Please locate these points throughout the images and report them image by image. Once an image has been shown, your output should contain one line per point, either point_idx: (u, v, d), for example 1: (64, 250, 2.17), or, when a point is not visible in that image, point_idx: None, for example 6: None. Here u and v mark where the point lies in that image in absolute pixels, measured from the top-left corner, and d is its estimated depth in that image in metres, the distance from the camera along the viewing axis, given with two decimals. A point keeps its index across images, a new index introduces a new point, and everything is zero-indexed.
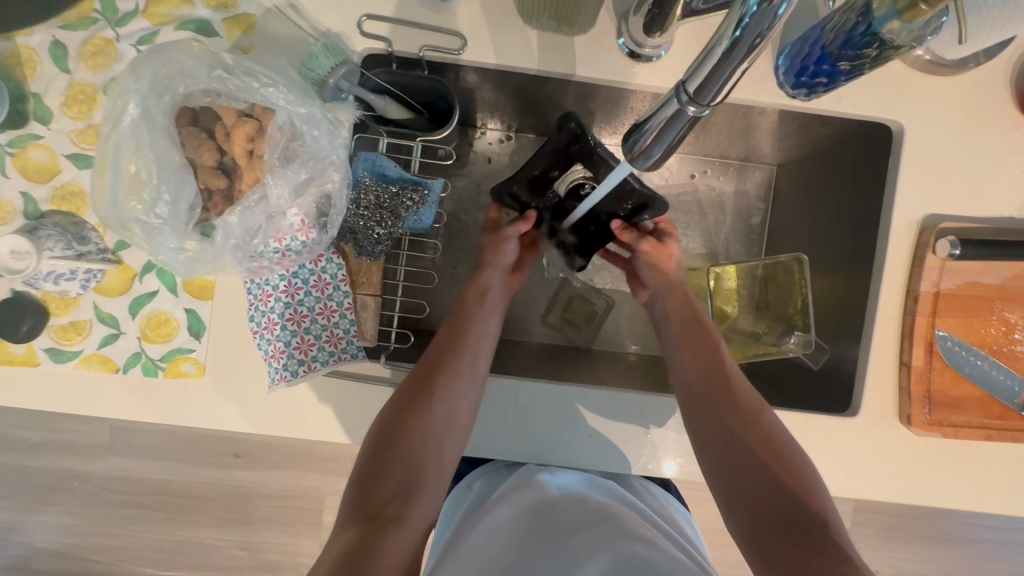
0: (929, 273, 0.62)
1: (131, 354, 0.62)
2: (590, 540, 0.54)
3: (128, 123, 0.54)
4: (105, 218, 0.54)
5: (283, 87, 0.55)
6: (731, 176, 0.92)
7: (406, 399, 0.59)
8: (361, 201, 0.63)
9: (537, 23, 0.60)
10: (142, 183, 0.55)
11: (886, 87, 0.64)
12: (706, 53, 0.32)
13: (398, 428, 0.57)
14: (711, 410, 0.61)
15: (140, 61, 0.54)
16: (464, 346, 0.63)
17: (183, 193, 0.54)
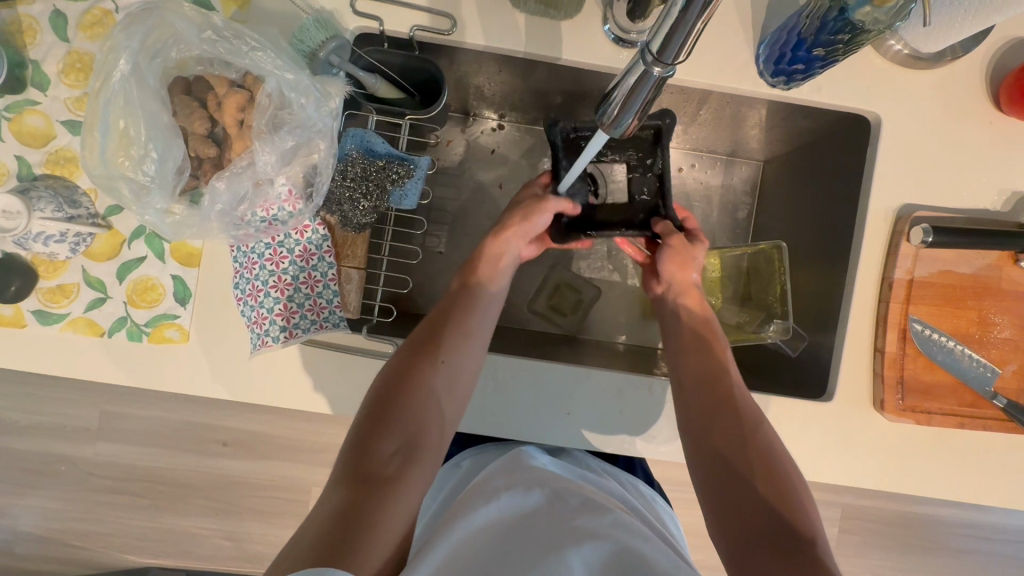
0: (902, 260, 0.64)
1: (117, 319, 0.62)
2: (588, 523, 0.53)
3: (118, 79, 0.55)
4: (94, 175, 0.55)
5: (271, 52, 0.56)
6: (719, 171, 0.93)
7: (408, 361, 0.56)
8: (348, 173, 0.64)
9: (524, 6, 0.62)
10: (131, 140, 0.56)
11: (864, 80, 0.66)
12: (665, 13, 0.34)
13: (401, 390, 0.54)
14: (721, 396, 0.58)
15: (131, 20, 0.56)
16: (473, 312, 0.61)
17: (173, 155, 0.56)
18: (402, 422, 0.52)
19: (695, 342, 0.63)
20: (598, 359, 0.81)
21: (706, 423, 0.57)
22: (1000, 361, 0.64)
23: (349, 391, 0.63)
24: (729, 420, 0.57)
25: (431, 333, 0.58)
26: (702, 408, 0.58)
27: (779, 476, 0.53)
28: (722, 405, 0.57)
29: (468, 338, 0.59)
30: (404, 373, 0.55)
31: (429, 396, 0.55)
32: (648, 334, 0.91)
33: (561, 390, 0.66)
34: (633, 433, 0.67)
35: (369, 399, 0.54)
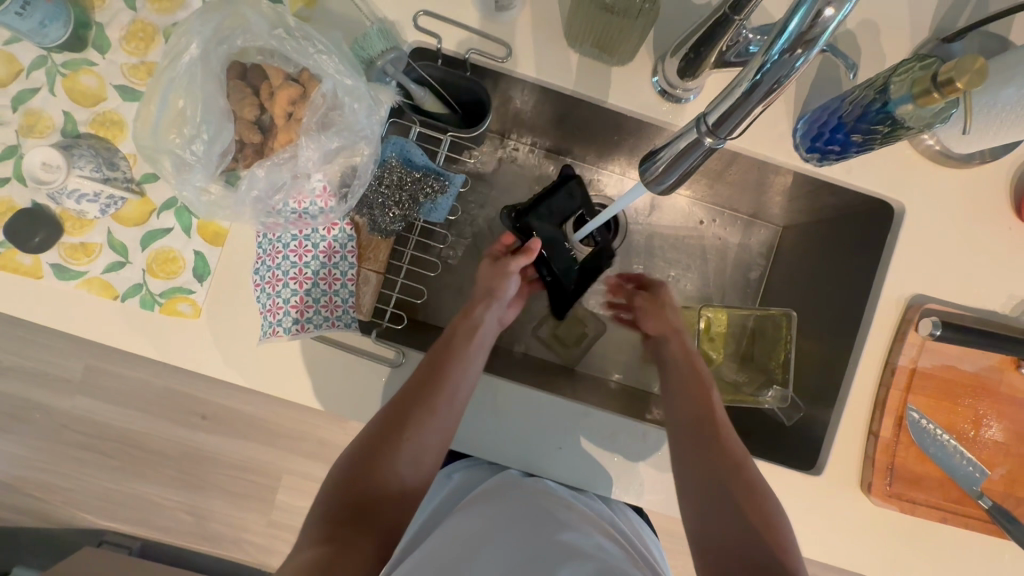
0: (908, 348, 0.65)
1: (133, 285, 0.63)
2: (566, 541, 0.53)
3: (186, 62, 0.57)
4: (142, 145, 0.56)
5: (335, 57, 0.58)
6: (737, 230, 0.96)
7: (376, 440, 0.59)
8: (383, 180, 0.65)
9: (580, 47, 0.65)
10: (185, 119, 0.57)
11: (894, 169, 0.68)
12: (728, 90, 0.36)
13: (370, 474, 0.58)
14: (701, 444, 0.63)
15: (208, 7, 0.57)
16: (445, 386, 0.61)
17: (219, 139, 0.58)
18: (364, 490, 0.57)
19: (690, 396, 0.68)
20: (593, 394, 0.82)
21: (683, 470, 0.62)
22: (990, 463, 0.65)
23: (348, 390, 0.63)
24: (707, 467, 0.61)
25: (401, 414, 0.60)
26: (684, 449, 0.63)
27: (761, 510, 0.58)
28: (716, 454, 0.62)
29: (442, 417, 0.61)
30: (374, 445, 0.59)
31: (392, 479, 0.59)
32: (645, 378, 0.92)
33: (558, 420, 0.66)
34: (623, 475, 0.66)
35: (340, 467, 0.59)
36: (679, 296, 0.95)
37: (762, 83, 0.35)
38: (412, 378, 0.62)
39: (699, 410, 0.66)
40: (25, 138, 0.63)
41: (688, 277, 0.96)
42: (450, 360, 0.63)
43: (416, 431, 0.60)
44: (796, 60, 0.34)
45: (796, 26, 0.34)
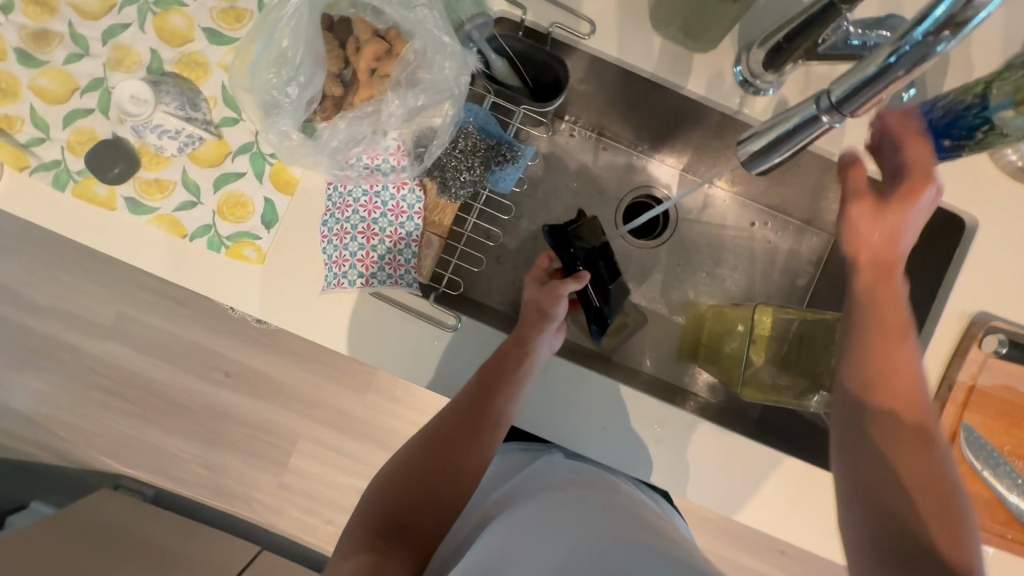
0: (969, 364, 0.64)
1: (202, 225, 0.64)
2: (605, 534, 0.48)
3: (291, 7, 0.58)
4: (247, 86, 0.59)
5: (436, 13, 0.58)
6: (788, 234, 0.95)
7: (424, 455, 0.62)
8: (458, 144, 0.65)
9: (664, 30, 0.64)
10: (286, 62, 0.58)
11: (971, 182, 0.66)
12: (858, 68, 0.38)
13: (416, 485, 0.60)
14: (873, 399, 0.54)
15: None
16: (493, 403, 0.62)
17: (308, 86, 0.59)
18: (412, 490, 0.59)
19: (873, 340, 0.56)
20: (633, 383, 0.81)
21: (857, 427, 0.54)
22: None
23: (402, 349, 0.64)
24: (887, 430, 0.53)
25: (448, 434, 0.63)
26: (847, 405, 0.55)
27: (936, 484, 0.50)
28: (890, 413, 0.54)
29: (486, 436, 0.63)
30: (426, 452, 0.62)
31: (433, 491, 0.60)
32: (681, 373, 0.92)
33: (604, 401, 0.67)
34: (664, 462, 0.67)
35: (394, 469, 0.62)
36: (723, 295, 0.95)
37: (895, 68, 0.36)
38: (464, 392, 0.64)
39: (886, 360, 0.56)
40: (111, 71, 0.64)
41: (734, 277, 0.95)
42: (499, 381, 0.63)
43: (463, 443, 0.63)
44: (938, 45, 0.35)
45: (941, 11, 0.33)
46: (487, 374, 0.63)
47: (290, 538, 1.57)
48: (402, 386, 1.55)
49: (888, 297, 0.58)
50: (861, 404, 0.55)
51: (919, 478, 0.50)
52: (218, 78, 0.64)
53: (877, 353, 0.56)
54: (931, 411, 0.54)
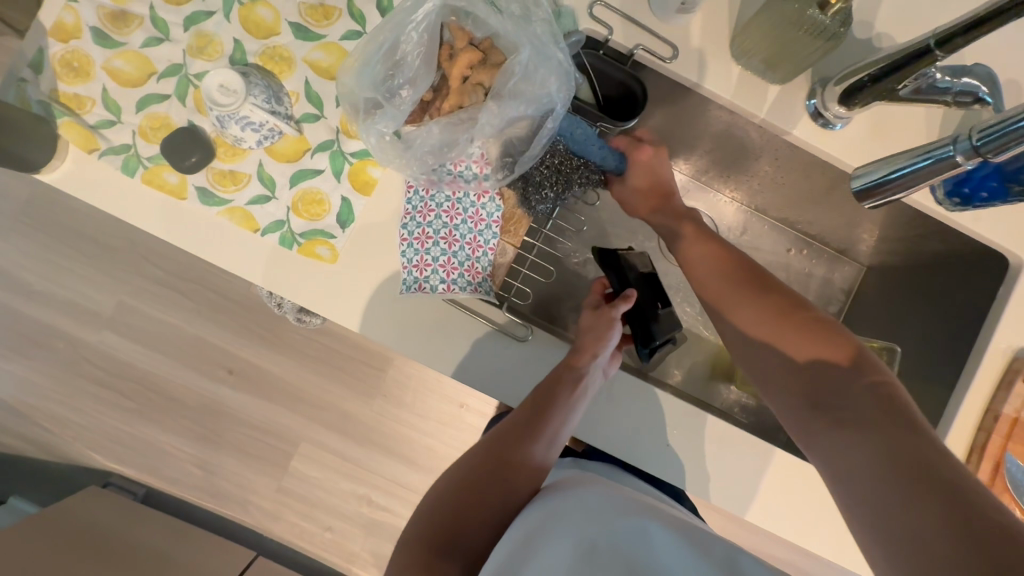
0: (1014, 398, 0.67)
1: (275, 220, 0.63)
2: (630, 526, 0.46)
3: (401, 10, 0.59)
4: (343, 87, 0.59)
5: (546, 21, 0.59)
6: (822, 263, 0.98)
7: (477, 466, 0.60)
8: (547, 160, 0.64)
9: (745, 60, 0.66)
10: (396, 65, 0.60)
11: (1015, 224, 0.71)
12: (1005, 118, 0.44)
13: (465, 503, 0.56)
14: (802, 402, 0.51)
15: None
16: (552, 415, 0.62)
17: (416, 89, 0.60)
18: (465, 503, 0.56)
19: (716, 275, 0.60)
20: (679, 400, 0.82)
21: (840, 422, 0.47)
22: None
23: (473, 357, 0.63)
24: (836, 424, 0.48)
25: (504, 446, 0.61)
26: (742, 334, 0.57)
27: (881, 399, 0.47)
28: (861, 397, 0.48)
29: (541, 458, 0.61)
30: (480, 465, 0.59)
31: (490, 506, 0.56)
32: (709, 391, 0.89)
33: (664, 417, 0.68)
34: (721, 478, 0.68)
35: (446, 486, 0.59)
36: None
37: None
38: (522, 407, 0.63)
39: (790, 350, 0.54)
40: (192, 58, 0.63)
41: None
42: (558, 395, 0.62)
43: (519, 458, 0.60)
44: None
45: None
46: (543, 393, 0.62)
47: (287, 545, 1.52)
48: (413, 392, 1.52)
49: (783, 292, 0.57)
50: (778, 387, 0.54)
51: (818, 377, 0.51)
52: (302, 73, 0.63)
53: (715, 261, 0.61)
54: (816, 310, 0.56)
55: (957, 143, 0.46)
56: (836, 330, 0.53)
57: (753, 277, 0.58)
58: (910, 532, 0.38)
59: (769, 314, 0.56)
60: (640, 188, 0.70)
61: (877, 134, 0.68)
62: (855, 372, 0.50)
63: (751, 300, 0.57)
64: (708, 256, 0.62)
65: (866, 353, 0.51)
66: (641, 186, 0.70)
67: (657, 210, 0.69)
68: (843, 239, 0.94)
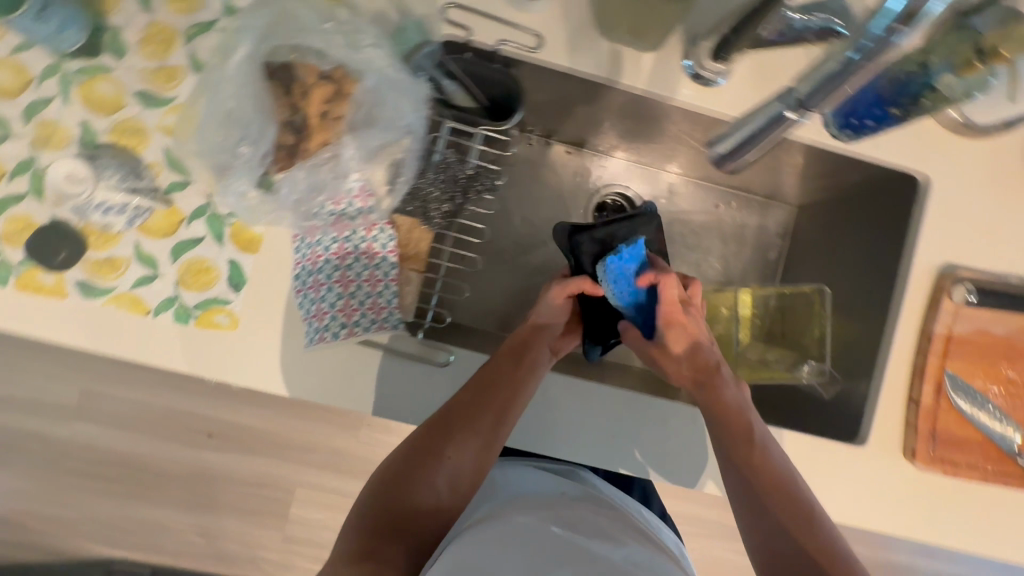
0: (943, 315, 0.66)
1: (165, 298, 0.61)
2: (598, 548, 0.52)
3: (236, 61, 0.58)
4: (190, 149, 0.60)
5: (384, 49, 0.60)
6: (753, 211, 0.97)
7: (419, 454, 0.60)
8: (438, 174, 0.65)
9: (611, 33, 0.64)
10: (233, 122, 0.58)
11: (921, 142, 0.69)
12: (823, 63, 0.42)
13: (408, 493, 0.59)
14: (772, 519, 0.60)
15: (259, 6, 0.59)
16: (494, 402, 0.61)
17: (262, 139, 0.58)
18: (409, 495, 0.59)
19: (697, 392, 0.65)
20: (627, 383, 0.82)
21: (767, 512, 0.60)
22: None
23: (396, 392, 0.62)
24: (761, 506, 0.60)
25: (450, 430, 0.61)
26: (729, 448, 0.62)
27: (790, 497, 0.60)
28: (774, 507, 0.60)
29: (487, 439, 0.61)
30: (420, 456, 0.60)
31: (434, 494, 0.59)
32: None
33: (599, 406, 0.68)
34: (670, 458, 0.69)
35: (387, 474, 0.61)
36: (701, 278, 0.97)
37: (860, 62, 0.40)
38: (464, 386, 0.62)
39: (780, 469, 0.61)
40: (40, 150, 0.59)
41: (710, 259, 0.97)
42: (500, 379, 0.62)
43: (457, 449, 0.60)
44: (902, 41, 0.39)
45: (900, 6, 0.37)
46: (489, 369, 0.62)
47: None
48: None
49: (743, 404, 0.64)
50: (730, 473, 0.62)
51: (778, 490, 0.60)
52: (158, 142, 0.60)
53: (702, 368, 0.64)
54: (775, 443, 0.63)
55: (786, 96, 0.45)
56: (772, 458, 0.61)
57: (744, 417, 0.63)
58: (762, 572, 0.60)
59: (754, 465, 0.61)
60: (688, 343, 0.66)
61: (761, 80, 0.67)
62: (808, 544, 0.58)
63: (732, 419, 0.62)
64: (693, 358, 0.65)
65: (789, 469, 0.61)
66: (694, 355, 0.65)
67: (694, 357, 0.65)
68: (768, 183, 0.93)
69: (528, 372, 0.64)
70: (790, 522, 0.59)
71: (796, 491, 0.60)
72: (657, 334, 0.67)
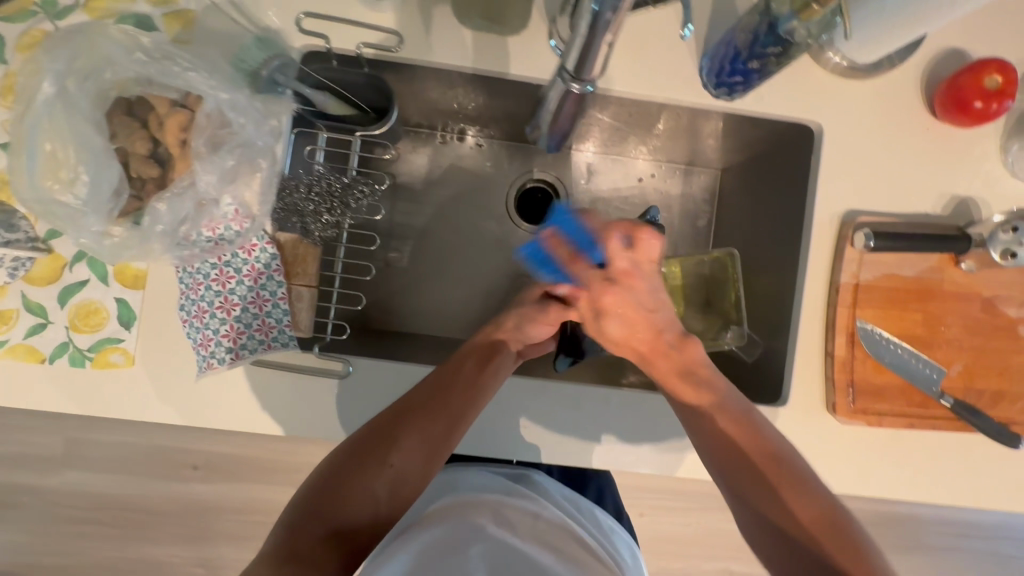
0: (848, 265, 0.65)
1: (58, 344, 0.61)
2: (542, 559, 0.49)
3: (43, 101, 0.55)
4: (26, 201, 0.55)
5: (204, 71, 0.56)
6: (678, 180, 0.90)
7: (356, 455, 0.54)
8: (313, 187, 0.66)
9: (469, 21, 0.63)
10: (60, 163, 0.55)
11: (807, 90, 0.67)
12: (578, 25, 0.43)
13: (337, 497, 0.52)
14: (756, 491, 0.52)
15: (58, 43, 0.56)
16: (451, 408, 0.57)
17: (107, 176, 0.55)
18: (343, 500, 0.52)
19: (650, 356, 0.58)
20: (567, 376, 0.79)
21: (758, 483, 0.52)
22: (946, 361, 0.65)
23: (299, 409, 0.62)
24: (749, 491, 0.53)
25: (395, 428, 0.55)
26: (698, 411, 0.56)
27: (775, 467, 0.53)
28: (757, 476, 0.52)
29: (440, 446, 0.56)
30: (355, 460, 0.54)
31: (374, 502, 0.52)
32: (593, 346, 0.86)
33: (514, 399, 0.67)
34: (591, 443, 0.67)
35: (316, 480, 0.54)
36: None
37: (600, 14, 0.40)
38: (418, 387, 0.59)
39: (757, 443, 0.54)
40: None
41: None
42: (457, 385, 0.59)
43: (401, 456, 0.54)
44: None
45: None
46: (449, 372, 0.59)
47: None
48: None
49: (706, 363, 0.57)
50: (702, 442, 0.56)
51: (760, 459, 0.53)
52: None
53: (656, 327, 0.57)
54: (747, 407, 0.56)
55: (563, 74, 0.49)
56: (746, 422, 0.55)
57: (714, 397, 0.56)
58: (756, 549, 0.53)
59: (727, 449, 0.54)
60: (631, 323, 0.56)
61: (630, 48, 0.66)
62: (806, 520, 0.50)
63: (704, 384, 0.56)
64: (634, 319, 0.56)
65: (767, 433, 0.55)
66: (641, 329, 0.56)
67: (652, 337, 0.57)
68: (686, 152, 0.85)
69: (486, 381, 0.61)
70: (777, 496, 0.51)
71: (782, 458, 0.53)
72: (594, 301, 0.56)
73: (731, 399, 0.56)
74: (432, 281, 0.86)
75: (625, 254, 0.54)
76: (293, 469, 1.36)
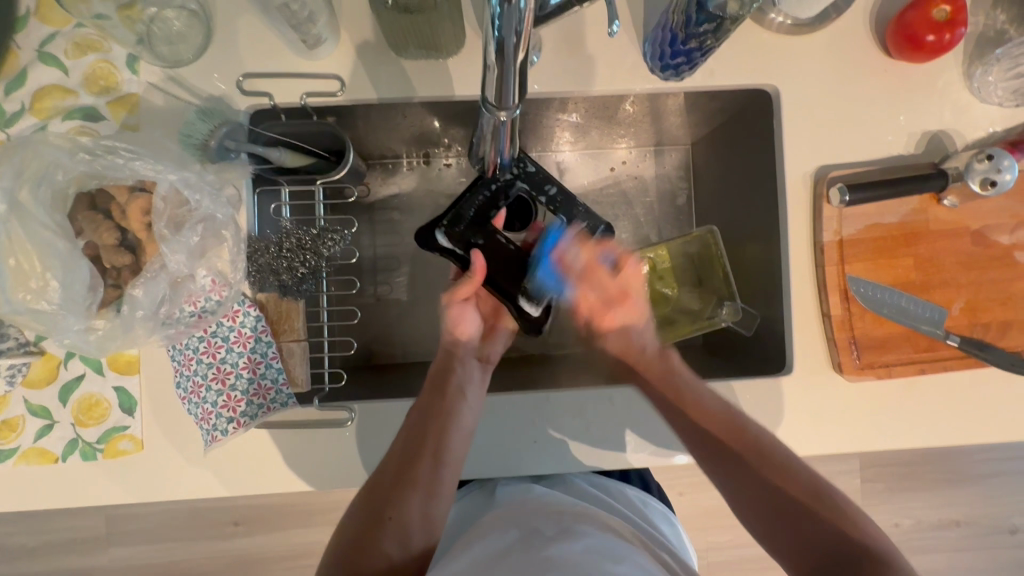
0: (828, 223, 0.64)
1: (68, 442, 0.62)
2: (559, 550, 0.48)
3: (2, 216, 0.56)
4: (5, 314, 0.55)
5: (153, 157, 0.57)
6: (650, 162, 0.89)
7: (361, 518, 0.55)
8: (284, 244, 0.65)
9: (405, 52, 0.62)
10: (30, 273, 0.56)
11: (757, 54, 0.66)
12: (486, 53, 0.41)
13: (361, 553, 0.53)
14: (753, 481, 0.59)
15: (4, 156, 0.56)
16: (430, 446, 0.58)
17: (78, 276, 0.56)
18: (366, 556, 0.53)
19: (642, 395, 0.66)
20: (577, 378, 0.76)
21: (755, 475, 0.59)
22: (946, 301, 0.64)
23: (310, 464, 0.63)
24: (738, 471, 0.60)
25: (386, 483, 0.57)
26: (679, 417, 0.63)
27: (765, 458, 0.59)
28: (746, 465, 0.60)
29: (429, 486, 0.57)
30: (364, 519, 0.55)
31: (388, 564, 0.53)
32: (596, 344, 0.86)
33: (521, 416, 0.66)
34: (604, 444, 0.66)
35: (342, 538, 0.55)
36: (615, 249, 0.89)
37: (501, 40, 0.38)
38: (398, 437, 0.60)
39: (739, 432, 0.61)
40: None
41: (620, 227, 0.89)
42: (431, 422, 0.59)
43: (398, 507, 0.55)
44: (519, 5, 0.36)
45: None
46: (419, 409, 0.61)
47: None
48: None
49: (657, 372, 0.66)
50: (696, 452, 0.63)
51: (748, 450, 0.60)
52: None
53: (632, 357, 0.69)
54: (718, 405, 0.63)
55: (486, 105, 0.47)
56: (728, 420, 0.61)
57: (696, 397, 0.63)
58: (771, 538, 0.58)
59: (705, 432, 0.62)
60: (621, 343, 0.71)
61: (570, 47, 0.65)
62: (805, 502, 0.57)
63: (672, 410, 0.63)
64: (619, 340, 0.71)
65: (748, 427, 0.61)
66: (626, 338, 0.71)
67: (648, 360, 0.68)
68: (652, 134, 0.84)
69: (457, 409, 0.61)
70: (774, 478, 0.58)
71: (771, 446, 0.60)
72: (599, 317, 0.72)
73: (711, 403, 0.63)
74: (425, 306, 0.86)
75: (631, 278, 0.70)
76: (329, 509, 1.37)
